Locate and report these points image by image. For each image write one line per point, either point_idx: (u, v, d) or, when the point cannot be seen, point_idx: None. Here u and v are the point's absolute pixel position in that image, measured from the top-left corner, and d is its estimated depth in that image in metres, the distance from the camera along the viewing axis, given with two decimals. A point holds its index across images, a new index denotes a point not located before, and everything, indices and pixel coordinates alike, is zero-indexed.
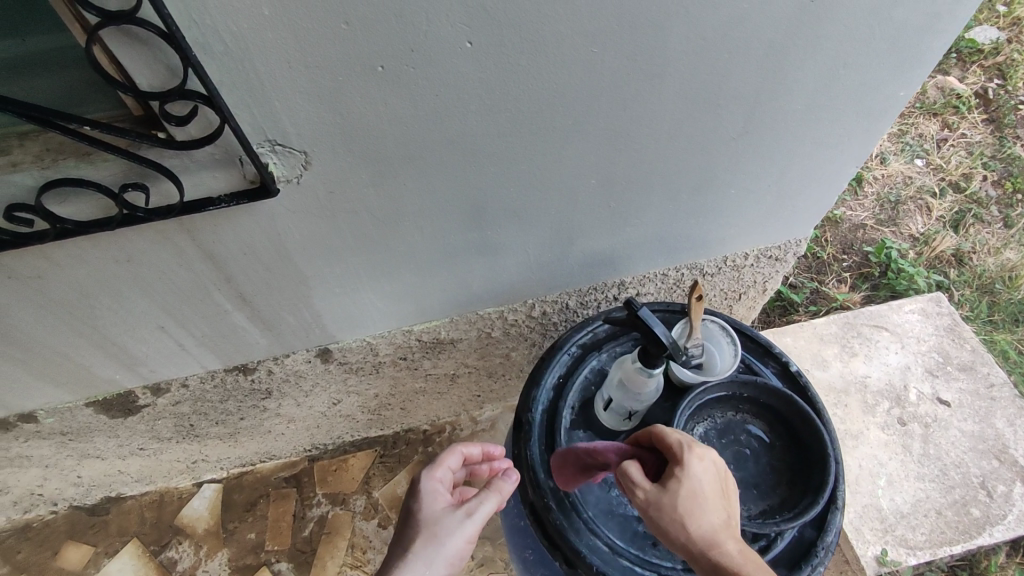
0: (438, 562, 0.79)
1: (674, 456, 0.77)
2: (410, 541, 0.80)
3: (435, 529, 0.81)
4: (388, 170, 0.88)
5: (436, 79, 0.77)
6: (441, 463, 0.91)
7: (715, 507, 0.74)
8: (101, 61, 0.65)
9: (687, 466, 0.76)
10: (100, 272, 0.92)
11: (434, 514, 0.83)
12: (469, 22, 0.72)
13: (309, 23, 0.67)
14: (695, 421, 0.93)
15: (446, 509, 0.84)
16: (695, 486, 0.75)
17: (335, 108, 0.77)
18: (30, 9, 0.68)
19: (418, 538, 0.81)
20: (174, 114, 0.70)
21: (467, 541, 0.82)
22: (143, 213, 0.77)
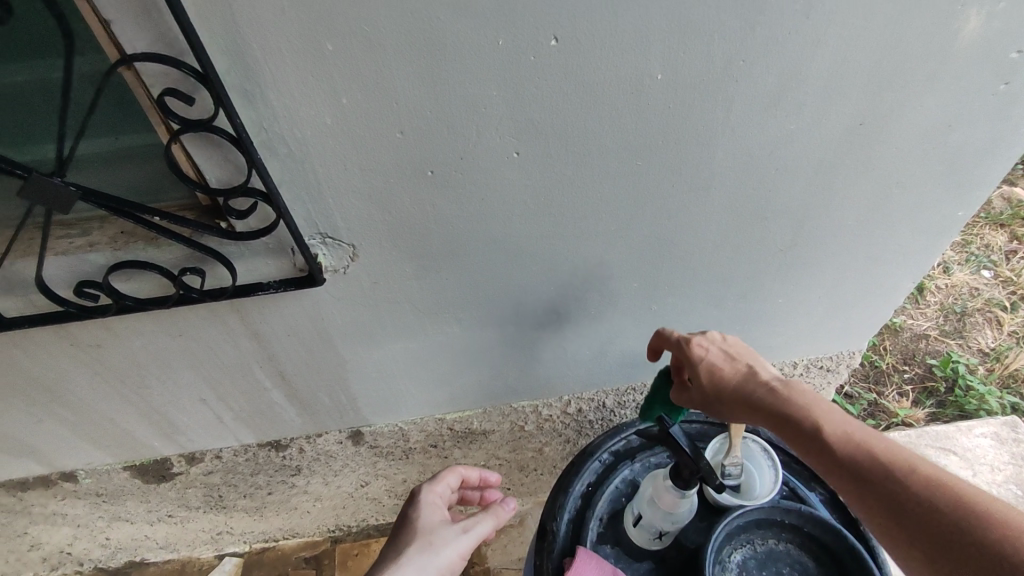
0: (429, 569, 0.79)
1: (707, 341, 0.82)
2: (403, 548, 0.80)
3: (430, 538, 0.82)
4: (431, 265, 0.91)
5: (483, 184, 0.79)
6: (440, 480, 0.93)
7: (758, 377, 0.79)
8: (179, 161, 0.72)
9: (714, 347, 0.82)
10: (152, 344, 0.96)
11: (430, 525, 0.84)
12: (517, 135, 0.74)
13: (366, 132, 0.70)
14: (732, 547, 0.87)
15: (443, 522, 0.85)
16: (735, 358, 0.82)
17: (385, 208, 0.80)
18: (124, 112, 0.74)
19: (411, 543, 0.81)
20: (235, 207, 0.75)
21: (460, 555, 0.82)
22: (196, 294, 0.81)
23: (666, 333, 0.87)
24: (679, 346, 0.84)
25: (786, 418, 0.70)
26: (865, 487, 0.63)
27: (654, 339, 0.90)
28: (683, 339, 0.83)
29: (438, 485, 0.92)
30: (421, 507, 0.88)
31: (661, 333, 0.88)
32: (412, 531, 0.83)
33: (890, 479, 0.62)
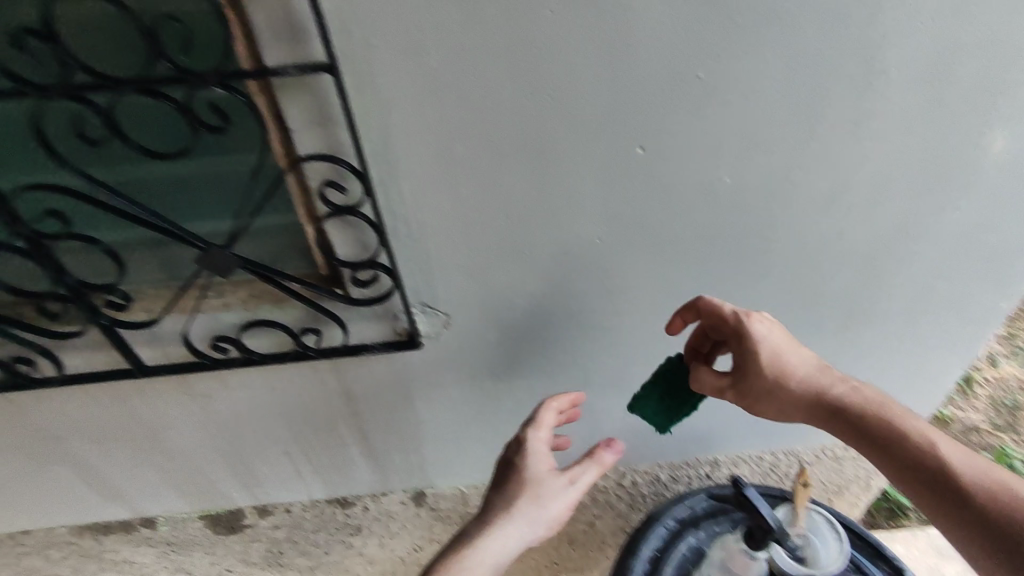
0: (540, 522, 0.81)
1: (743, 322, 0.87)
2: (513, 499, 0.82)
3: (539, 490, 0.83)
4: (513, 334, 1.00)
5: (567, 263, 0.90)
6: (540, 421, 0.89)
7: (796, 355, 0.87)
8: (312, 240, 0.86)
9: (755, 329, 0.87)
10: (256, 397, 1.07)
11: (538, 475, 0.84)
12: (601, 223, 0.86)
13: (477, 217, 0.83)
14: None
15: (550, 470, 0.85)
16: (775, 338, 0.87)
17: (481, 282, 0.91)
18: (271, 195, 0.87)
19: (521, 495, 0.82)
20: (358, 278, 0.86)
21: (568, 506, 0.84)
22: (312, 352, 0.91)
23: (715, 303, 0.89)
24: (736, 320, 0.87)
25: (853, 408, 0.83)
26: (910, 471, 0.77)
27: (691, 307, 0.91)
28: (742, 316, 0.87)
29: (543, 428, 0.88)
30: (529, 450, 0.87)
31: (712, 303, 0.89)
32: (522, 481, 0.84)
33: (940, 466, 0.75)
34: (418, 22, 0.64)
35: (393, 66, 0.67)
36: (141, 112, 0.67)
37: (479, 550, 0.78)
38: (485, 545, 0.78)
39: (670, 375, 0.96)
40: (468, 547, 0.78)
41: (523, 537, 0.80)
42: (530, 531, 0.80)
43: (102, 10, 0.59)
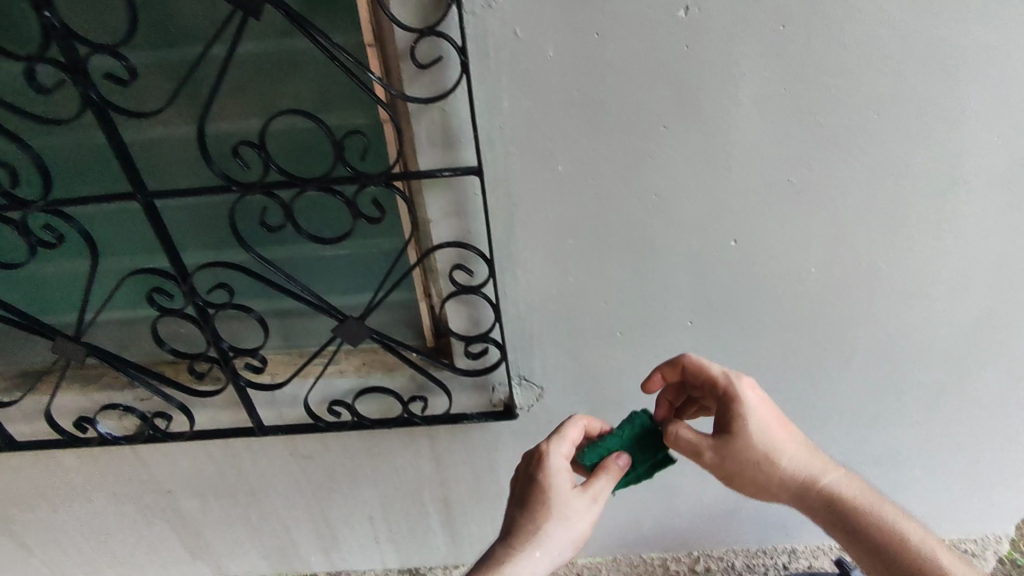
0: (567, 542, 0.75)
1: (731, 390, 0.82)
2: (541, 521, 0.74)
3: (564, 511, 0.75)
4: (601, 411, 1.05)
5: (659, 346, 0.96)
6: (564, 434, 0.81)
7: (777, 427, 0.82)
8: (423, 315, 0.98)
9: (744, 398, 0.82)
10: (352, 461, 1.12)
11: (562, 494, 0.76)
12: (694, 309, 0.92)
13: (579, 301, 0.91)
14: None
15: (572, 488, 0.77)
16: (760, 408, 0.82)
17: (577, 359, 0.98)
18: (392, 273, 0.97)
19: (547, 516, 0.75)
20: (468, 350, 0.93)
21: (592, 524, 0.77)
22: (418, 419, 0.98)
23: (703, 362, 0.85)
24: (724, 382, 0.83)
25: (842, 498, 0.81)
26: (879, 555, 0.78)
27: (676, 363, 0.87)
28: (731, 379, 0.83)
29: (566, 440, 0.81)
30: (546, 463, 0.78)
31: (700, 363, 0.85)
32: (543, 498, 0.76)
33: (914, 553, 0.77)
34: (551, 134, 0.75)
35: (525, 169, 0.78)
36: (316, 202, 0.82)
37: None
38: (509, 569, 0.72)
39: (625, 430, 0.85)
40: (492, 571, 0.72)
41: (550, 559, 0.74)
42: (558, 554, 0.74)
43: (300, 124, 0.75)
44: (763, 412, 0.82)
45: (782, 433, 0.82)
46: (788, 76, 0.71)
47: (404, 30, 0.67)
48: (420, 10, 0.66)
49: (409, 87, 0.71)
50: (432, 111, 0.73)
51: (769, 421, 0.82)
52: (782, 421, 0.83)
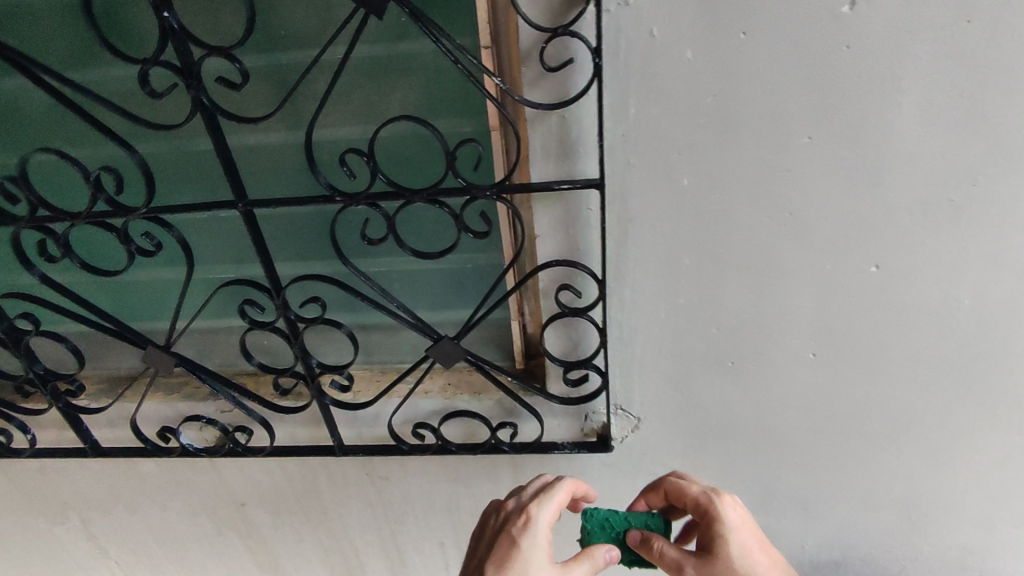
0: None
1: (710, 503, 0.82)
2: None
3: None
4: (702, 446, 0.96)
5: (774, 379, 0.87)
6: (552, 498, 0.80)
7: (760, 551, 0.79)
8: (514, 334, 0.93)
9: (725, 513, 0.81)
10: (428, 484, 1.06)
11: (536, 564, 0.74)
12: (819, 339, 0.82)
13: (690, 327, 0.83)
14: None
15: (548, 560, 0.75)
16: (745, 529, 0.81)
17: (680, 389, 0.90)
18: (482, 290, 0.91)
19: None
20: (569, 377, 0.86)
21: None
22: (507, 447, 0.91)
23: (685, 484, 0.86)
24: (703, 503, 0.82)
25: None
26: None
27: (659, 486, 0.89)
28: (713, 497, 0.82)
29: (552, 504, 0.80)
30: (528, 534, 0.77)
31: (680, 485, 0.86)
32: (517, 563, 0.74)
33: None
34: (677, 145, 0.68)
35: (646, 182, 0.71)
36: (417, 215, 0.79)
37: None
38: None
39: (632, 517, 0.81)
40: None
41: None
42: None
43: (415, 132, 0.72)
44: (745, 534, 0.80)
45: (763, 560, 0.79)
46: (958, 83, 0.62)
47: (531, 29, 0.62)
48: (550, 8, 0.61)
49: (530, 91, 0.66)
50: (550, 119, 0.68)
51: (748, 545, 0.79)
52: (762, 544, 0.80)
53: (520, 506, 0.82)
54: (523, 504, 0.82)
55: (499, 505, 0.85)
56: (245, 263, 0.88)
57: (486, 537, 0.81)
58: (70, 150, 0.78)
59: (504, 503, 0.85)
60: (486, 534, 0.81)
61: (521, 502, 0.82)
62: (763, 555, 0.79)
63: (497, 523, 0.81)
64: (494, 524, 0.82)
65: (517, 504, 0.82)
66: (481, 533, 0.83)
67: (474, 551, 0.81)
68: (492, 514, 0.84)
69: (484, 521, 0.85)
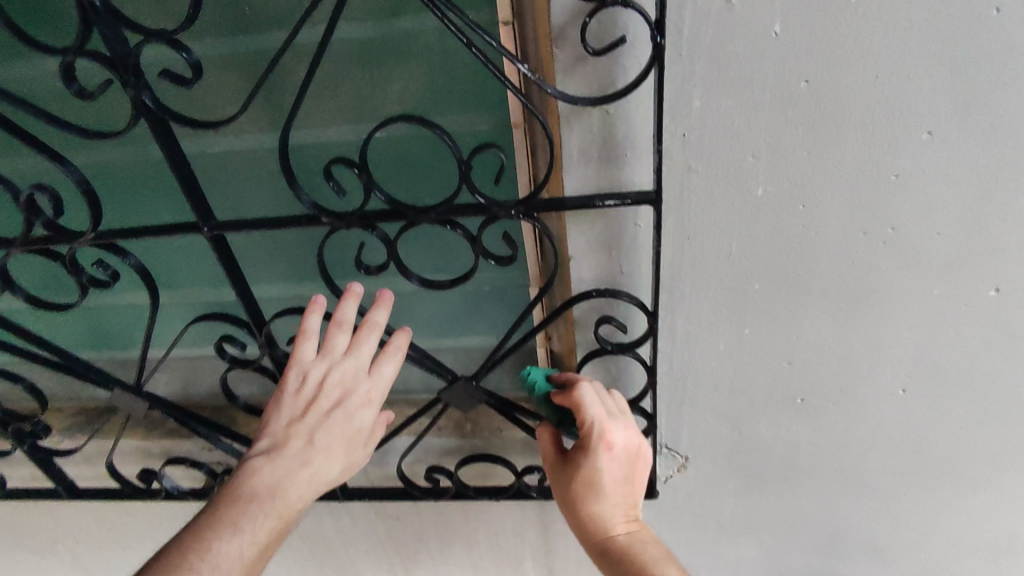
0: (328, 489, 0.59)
1: (587, 435, 0.64)
2: (309, 470, 0.56)
3: (350, 464, 0.59)
4: (759, 486, 0.82)
5: (851, 415, 0.73)
6: (393, 360, 0.59)
7: (612, 494, 0.64)
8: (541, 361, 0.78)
9: (590, 452, 0.64)
10: (443, 522, 0.94)
11: (353, 436, 0.59)
12: (913, 372, 0.68)
13: (755, 360, 0.69)
14: None
15: (362, 431, 0.59)
16: (604, 470, 0.64)
17: (739, 428, 0.76)
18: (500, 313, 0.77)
19: (323, 468, 0.57)
20: None
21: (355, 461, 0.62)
22: (536, 493, 0.79)
23: (584, 398, 0.64)
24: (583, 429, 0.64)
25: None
26: None
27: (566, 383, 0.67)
28: (595, 430, 0.63)
29: (391, 366, 0.59)
30: (368, 414, 0.60)
31: (575, 396, 0.64)
32: (326, 442, 0.57)
33: None
34: (754, 147, 0.53)
35: (710, 192, 0.56)
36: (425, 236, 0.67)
37: (247, 548, 0.51)
38: (232, 559, 0.50)
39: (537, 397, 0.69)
40: (201, 558, 0.49)
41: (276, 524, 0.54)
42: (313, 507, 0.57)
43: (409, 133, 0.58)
44: (609, 475, 0.64)
45: (608, 505, 0.63)
46: None
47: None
48: None
49: (563, 82, 0.52)
50: (590, 115, 0.53)
51: (598, 481, 0.64)
52: (621, 482, 0.64)
53: (359, 373, 0.58)
54: (357, 370, 0.58)
55: (331, 356, 0.58)
56: (221, 286, 0.75)
57: (309, 401, 0.58)
58: (4, 161, 0.65)
59: (337, 357, 0.58)
60: (309, 388, 0.58)
61: (359, 370, 0.59)
62: (612, 497, 0.64)
63: (329, 386, 0.58)
64: (322, 382, 0.58)
65: (354, 371, 0.58)
66: (299, 382, 0.58)
67: (285, 404, 0.58)
68: (318, 365, 0.58)
69: (303, 369, 0.58)
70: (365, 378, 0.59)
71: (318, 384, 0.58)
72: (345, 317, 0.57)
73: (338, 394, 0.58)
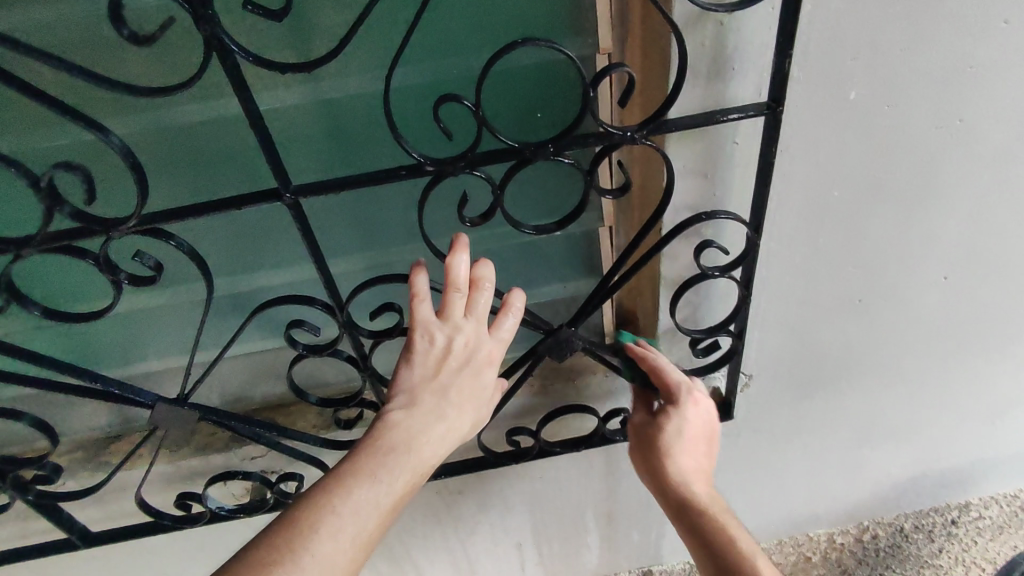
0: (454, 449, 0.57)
1: (670, 394, 0.69)
2: (438, 427, 0.55)
3: (473, 422, 0.58)
4: (812, 391, 0.87)
5: (900, 311, 0.78)
6: (511, 318, 0.58)
7: (692, 451, 0.69)
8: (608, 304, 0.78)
9: (677, 408, 0.69)
10: (508, 486, 0.92)
11: (478, 396, 0.58)
12: (956, 262, 0.73)
13: (824, 270, 0.71)
14: None
15: (484, 391, 0.58)
16: (688, 428, 0.69)
17: (801, 338, 0.79)
18: (565, 259, 0.75)
19: (449, 425, 0.56)
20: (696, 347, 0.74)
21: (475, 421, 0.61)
22: (620, 436, 0.79)
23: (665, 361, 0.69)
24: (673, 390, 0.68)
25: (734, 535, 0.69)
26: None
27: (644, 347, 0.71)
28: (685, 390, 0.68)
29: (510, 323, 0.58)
30: (491, 373, 0.58)
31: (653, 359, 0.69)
32: (455, 401, 0.56)
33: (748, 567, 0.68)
34: (854, 49, 0.54)
35: (808, 100, 0.57)
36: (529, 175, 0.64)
37: (383, 499, 0.50)
38: (370, 507, 0.49)
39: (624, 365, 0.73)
40: (343, 504, 0.48)
41: (411, 477, 0.52)
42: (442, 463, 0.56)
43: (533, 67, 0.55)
44: (691, 430, 0.69)
45: (688, 461, 0.69)
46: None
47: None
48: None
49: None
50: (705, 28, 0.50)
51: (680, 438, 0.69)
52: (698, 441, 0.69)
53: (482, 334, 0.56)
54: (478, 331, 0.56)
55: (454, 317, 0.55)
56: (265, 270, 0.66)
57: (434, 362, 0.56)
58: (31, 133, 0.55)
59: (459, 319, 0.55)
60: (437, 349, 0.55)
61: (480, 331, 0.56)
62: (691, 453, 0.69)
63: (456, 347, 0.56)
64: (448, 344, 0.55)
65: (476, 332, 0.56)
66: (426, 342, 0.55)
67: (412, 366, 0.56)
68: (441, 328, 0.55)
69: (428, 329, 0.55)
70: (485, 339, 0.57)
71: (442, 346, 0.56)
72: (460, 277, 0.54)
73: (464, 353, 0.56)
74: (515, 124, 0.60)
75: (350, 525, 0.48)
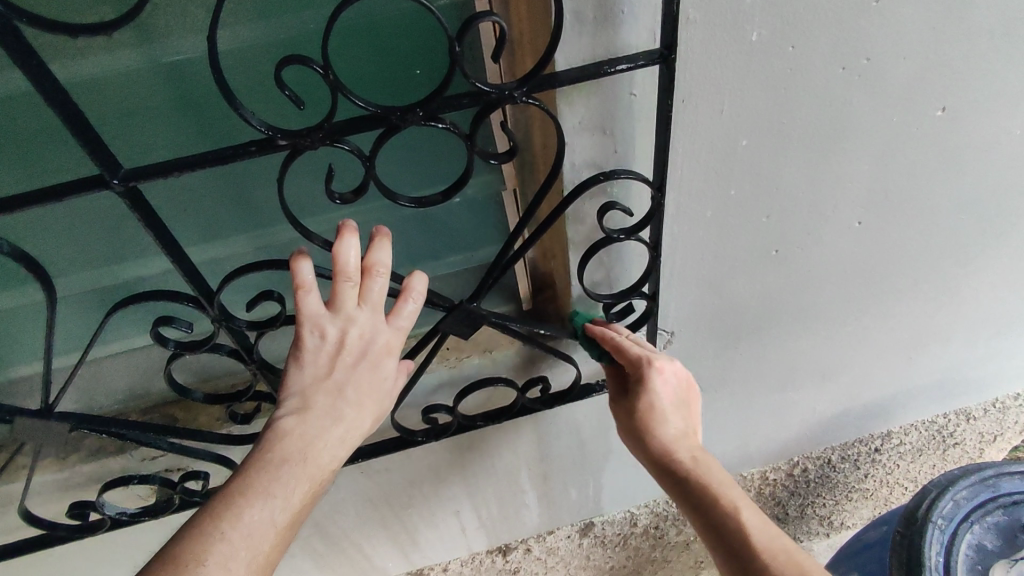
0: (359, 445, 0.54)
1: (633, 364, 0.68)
2: (337, 430, 0.52)
3: (378, 413, 0.55)
4: (733, 341, 0.87)
5: (815, 256, 0.77)
6: (410, 301, 0.54)
7: (672, 414, 0.70)
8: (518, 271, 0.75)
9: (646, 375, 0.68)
10: (437, 458, 0.90)
11: (381, 388, 0.54)
12: (867, 205, 0.72)
13: (735, 222, 0.69)
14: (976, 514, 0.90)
15: (388, 381, 0.55)
16: (664, 395, 0.69)
17: (718, 291, 0.78)
18: (469, 224, 0.70)
19: (350, 424, 0.52)
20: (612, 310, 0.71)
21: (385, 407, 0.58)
22: (541, 404, 0.76)
23: (618, 340, 0.68)
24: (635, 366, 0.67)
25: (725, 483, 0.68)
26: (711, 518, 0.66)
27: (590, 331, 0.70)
28: (645, 363, 0.67)
29: (410, 308, 0.54)
30: (391, 363, 0.54)
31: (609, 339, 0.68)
32: (354, 399, 0.52)
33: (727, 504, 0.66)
34: None
35: (707, 44, 0.52)
36: (412, 138, 0.59)
37: (279, 516, 0.48)
38: (264, 528, 0.46)
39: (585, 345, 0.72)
40: (231, 529, 0.45)
41: (309, 487, 0.49)
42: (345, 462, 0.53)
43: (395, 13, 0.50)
44: (666, 395, 0.69)
45: (670, 423, 0.70)
46: None
47: None
48: None
49: None
50: None
51: (658, 406, 0.69)
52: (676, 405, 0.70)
53: (378, 323, 0.52)
54: (374, 321, 0.52)
55: (346, 308, 0.50)
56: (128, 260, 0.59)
57: (329, 359, 0.51)
58: None
59: (352, 310, 0.51)
60: (330, 345, 0.51)
61: (377, 321, 0.52)
62: (671, 415, 0.70)
63: (350, 340, 0.51)
64: (341, 338, 0.51)
65: (371, 322, 0.52)
66: (316, 337, 0.51)
67: (304, 364, 0.51)
68: (333, 321, 0.50)
69: (318, 324, 0.50)
70: (383, 328, 0.53)
71: (335, 340, 0.51)
72: (349, 265, 0.49)
73: (359, 346, 0.52)
74: (388, 80, 0.54)
75: (241, 550, 0.45)
